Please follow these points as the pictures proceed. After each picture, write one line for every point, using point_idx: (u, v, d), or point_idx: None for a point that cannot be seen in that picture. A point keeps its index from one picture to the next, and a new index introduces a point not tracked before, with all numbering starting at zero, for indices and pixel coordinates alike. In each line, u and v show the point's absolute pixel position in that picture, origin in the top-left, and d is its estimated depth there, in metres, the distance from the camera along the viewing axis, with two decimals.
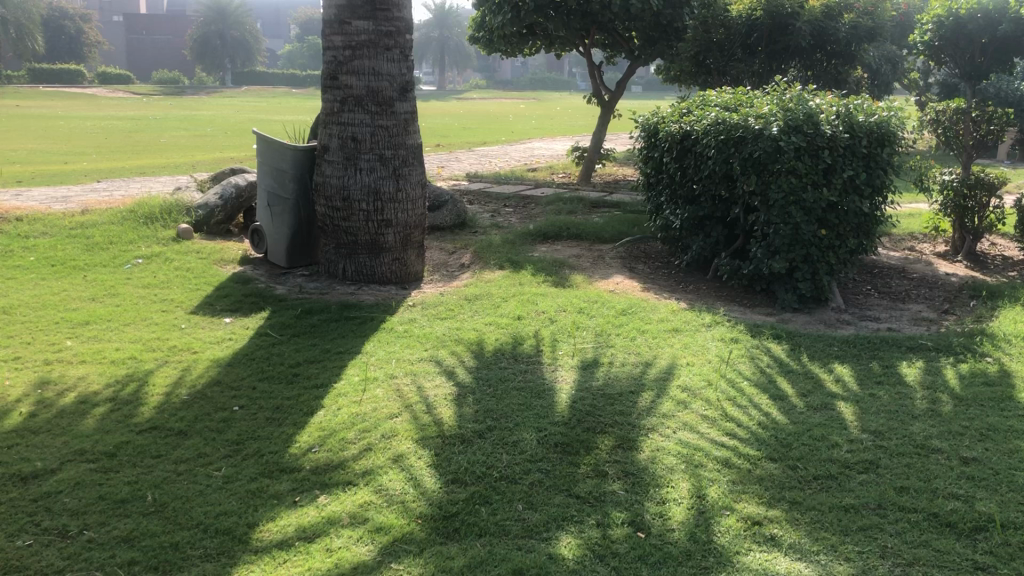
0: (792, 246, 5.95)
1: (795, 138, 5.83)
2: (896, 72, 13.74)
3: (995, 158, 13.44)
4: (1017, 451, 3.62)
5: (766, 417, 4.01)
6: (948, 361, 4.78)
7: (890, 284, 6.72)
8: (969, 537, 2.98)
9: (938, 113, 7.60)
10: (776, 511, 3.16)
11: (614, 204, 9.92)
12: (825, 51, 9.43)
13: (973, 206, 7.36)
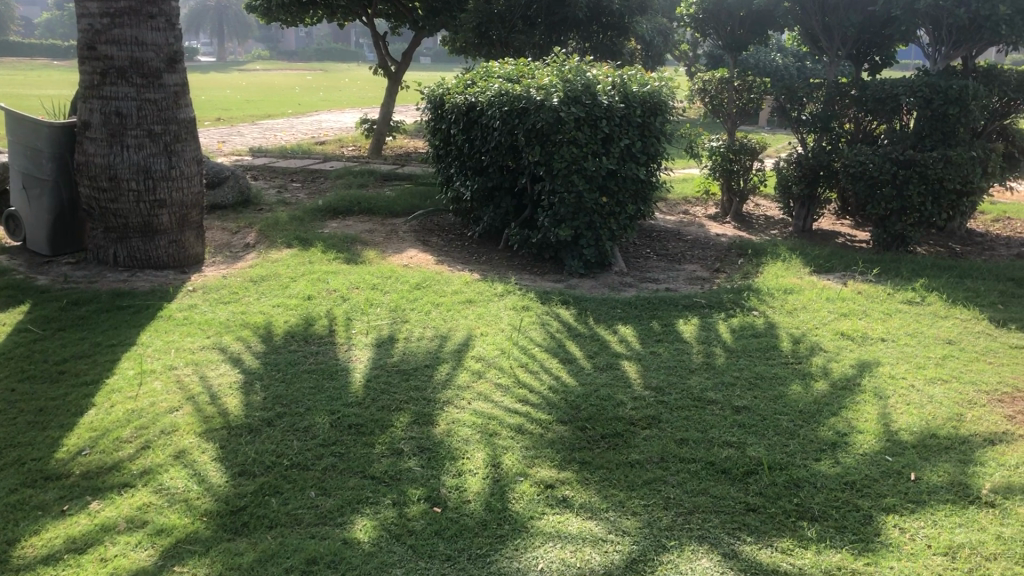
0: (576, 214, 6.14)
1: (575, 108, 5.96)
2: (668, 44, 14.47)
3: (757, 125, 14.49)
4: (781, 396, 3.91)
5: (556, 380, 4.12)
6: (720, 317, 5.09)
7: (668, 247, 7.08)
8: (741, 480, 3.18)
9: (705, 82, 8.04)
10: (567, 473, 3.24)
11: (406, 176, 9.85)
12: (600, 23, 9.74)
13: (738, 169, 7.87)
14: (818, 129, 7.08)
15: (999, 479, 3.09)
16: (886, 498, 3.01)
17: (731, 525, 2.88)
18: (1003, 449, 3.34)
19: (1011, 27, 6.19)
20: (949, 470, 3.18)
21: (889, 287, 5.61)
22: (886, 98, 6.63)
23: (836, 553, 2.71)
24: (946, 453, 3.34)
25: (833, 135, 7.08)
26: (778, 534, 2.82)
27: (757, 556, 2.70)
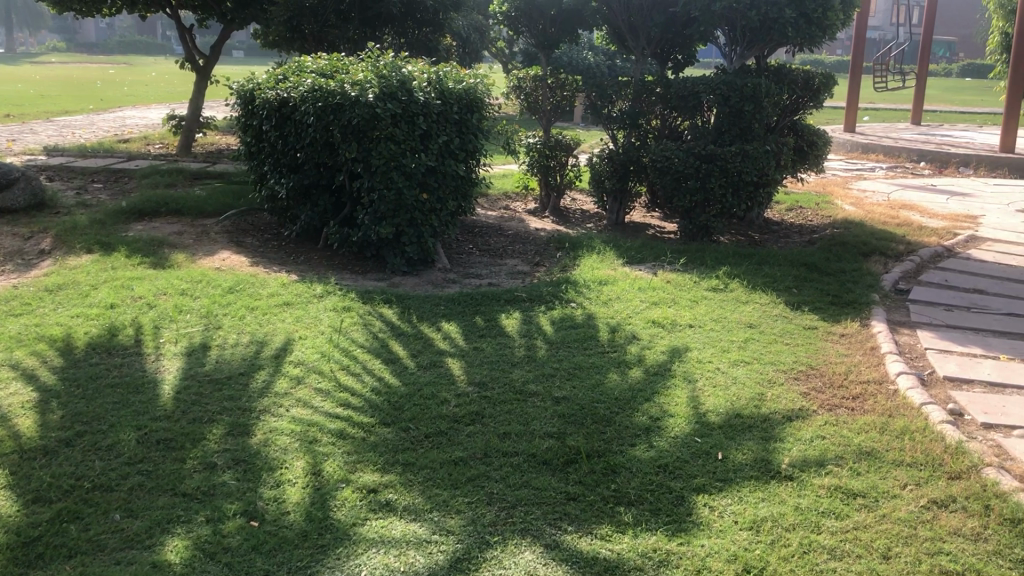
0: (396, 211, 6.08)
1: (390, 105, 5.88)
2: (484, 40, 14.60)
3: (572, 121, 14.88)
4: (599, 385, 4.02)
5: (379, 382, 4.05)
6: (540, 310, 5.19)
7: (489, 242, 7.14)
8: (562, 470, 3.24)
9: (519, 80, 8.16)
10: (391, 476, 3.20)
11: (218, 174, 9.45)
12: (414, 19, 9.69)
13: (555, 165, 8.05)
14: (627, 126, 7.34)
15: (797, 453, 3.30)
16: (696, 478, 3.15)
17: (553, 516, 2.93)
18: (800, 425, 3.57)
19: (796, 29, 6.64)
20: (753, 447, 3.36)
21: (696, 276, 5.89)
22: (688, 95, 6.94)
23: (652, 536, 2.80)
24: (750, 431, 3.53)
25: (642, 132, 7.37)
26: (597, 521, 2.90)
27: (577, 545, 2.76)
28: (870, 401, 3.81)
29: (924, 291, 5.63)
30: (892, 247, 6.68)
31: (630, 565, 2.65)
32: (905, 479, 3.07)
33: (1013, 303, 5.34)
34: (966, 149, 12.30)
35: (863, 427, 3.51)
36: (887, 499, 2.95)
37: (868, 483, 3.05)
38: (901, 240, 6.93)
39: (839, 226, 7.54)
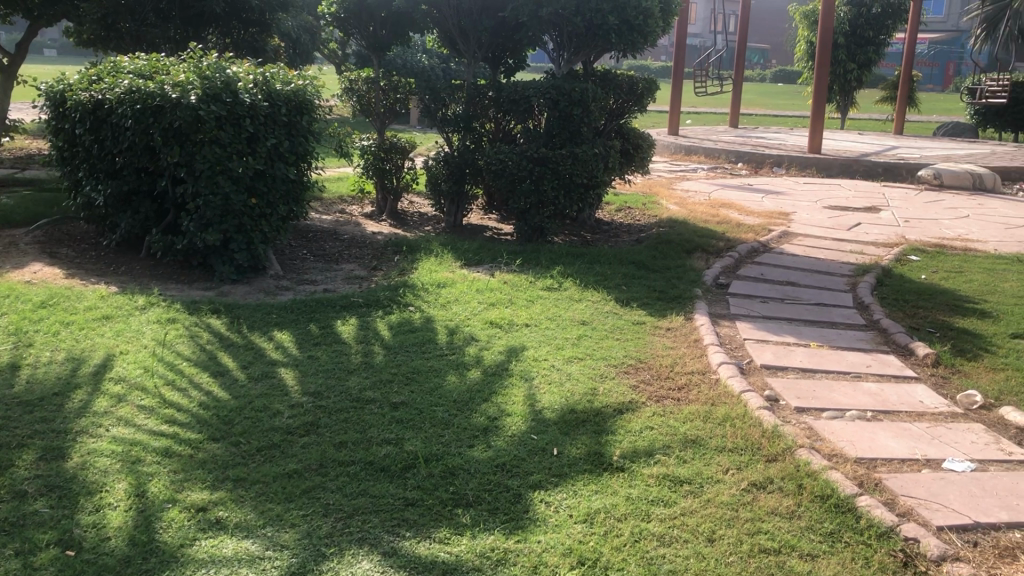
0: (224, 217, 5.86)
1: (214, 107, 5.66)
2: (314, 41, 14.34)
3: (407, 124, 14.85)
4: (437, 388, 4.02)
5: (208, 396, 3.89)
6: (377, 315, 5.13)
7: (324, 247, 7.00)
8: (399, 476, 3.22)
9: (351, 82, 8.04)
10: (221, 493, 3.08)
11: (27, 181, 8.83)
12: (240, 19, 9.38)
13: (390, 168, 7.99)
14: (461, 129, 7.37)
15: (628, 444, 3.41)
16: (533, 475, 3.20)
17: (391, 523, 2.90)
18: (630, 417, 3.70)
19: (619, 36, 6.89)
20: (586, 442, 3.45)
21: (531, 276, 5.99)
22: (518, 99, 7.05)
23: (490, 535, 2.82)
24: (583, 426, 3.62)
25: (476, 134, 7.43)
26: (435, 525, 2.89)
27: (416, 550, 2.74)
28: (694, 391, 3.99)
29: (742, 285, 5.96)
30: (714, 244, 7.03)
31: (469, 566, 2.65)
32: (727, 464, 3.23)
33: (821, 294, 5.73)
34: (778, 150, 13.12)
35: (688, 416, 3.67)
36: (710, 484, 3.09)
37: (693, 470, 3.19)
38: (721, 237, 7.31)
39: (665, 225, 7.85)
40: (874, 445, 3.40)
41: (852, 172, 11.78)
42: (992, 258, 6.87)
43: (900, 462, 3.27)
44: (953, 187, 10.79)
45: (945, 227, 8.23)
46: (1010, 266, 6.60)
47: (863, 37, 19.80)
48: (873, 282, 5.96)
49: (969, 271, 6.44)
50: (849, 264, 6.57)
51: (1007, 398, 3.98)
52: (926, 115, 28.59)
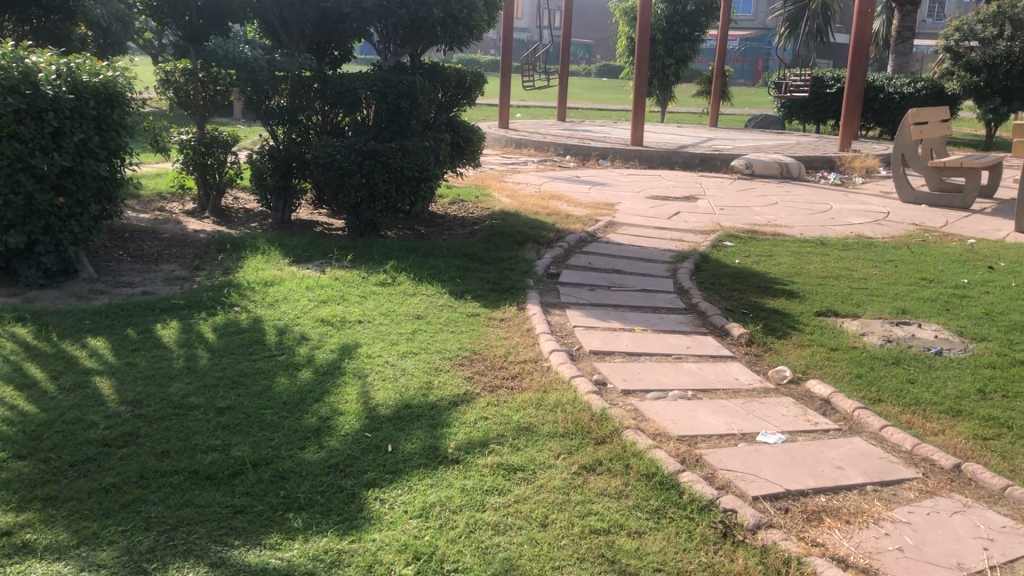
0: (28, 218, 5.50)
1: (12, 100, 5.24)
2: (126, 31, 13.62)
3: (230, 117, 14.35)
4: (266, 390, 3.89)
5: (13, 411, 3.61)
6: (201, 316, 4.92)
7: (143, 247, 6.64)
8: (227, 483, 3.09)
9: (167, 73, 7.64)
10: (28, 514, 2.86)
11: None
12: (41, 5, 8.74)
13: (212, 162, 7.66)
14: (286, 122, 7.18)
15: (462, 436, 3.42)
16: (367, 473, 3.16)
17: (218, 533, 2.79)
18: (465, 408, 3.71)
19: (444, 28, 6.90)
20: (421, 436, 3.44)
21: (363, 271, 5.91)
22: (345, 91, 6.92)
23: (323, 537, 2.76)
24: (418, 420, 3.61)
25: (302, 127, 7.25)
26: (265, 531, 2.80)
27: (245, 558, 2.65)
28: (526, 379, 4.06)
29: (571, 274, 6.11)
30: (544, 235, 7.16)
31: (301, 570, 2.59)
32: (559, 449, 3.30)
33: (645, 280, 5.96)
34: (603, 142, 13.54)
35: (521, 404, 3.72)
36: (543, 470, 3.15)
37: (526, 457, 3.24)
38: (551, 228, 7.46)
39: (496, 217, 7.94)
40: (695, 422, 3.56)
41: (672, 163, 12.32)
42: (798, 242, 7.36)
43: (719, 438, 3.44)
44: (763, 176, 11.47)
45: (757, 214, 8.74)
46: (814, 249, 7.08)
47: (679, 34, 20.85)
48: (692, 268, 6.25)
49: (778, 255, 6.87)
50: (670, 251, 6.86)
51: (813, 371, 4.27)
52: (739, 108, 30.33)
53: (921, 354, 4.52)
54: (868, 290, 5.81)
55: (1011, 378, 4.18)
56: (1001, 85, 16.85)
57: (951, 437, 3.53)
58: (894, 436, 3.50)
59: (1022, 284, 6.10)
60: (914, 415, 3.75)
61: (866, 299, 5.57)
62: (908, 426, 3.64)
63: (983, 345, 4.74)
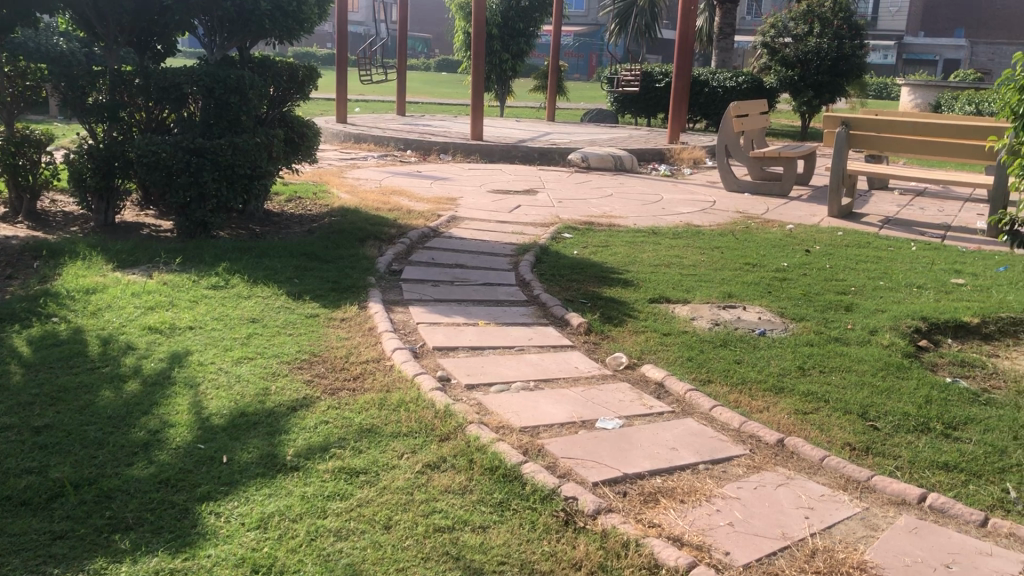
0: None
1: None
2: None
3: (45, 114, 13.51)
4: (88, 406, 3.65)
5: None
6: (15, 329, 4.57)
7: None
8: (44, 508, 2.89)
9: None
10: None
11: None
12: None
13: (23, 163, 7.13)
14: (105, 119, 6.71)
15: (302, 442, 3.33)
16: (201, 486, 3.02)
17: (35, 562, 2.60)
18: (304, 413, 3.61)
19: (273, 22, 6.71)
20: (258, 444, 3.33)
21: (194, 275, 5.66)
22: (167, 87, 6.61)
23: (153, 558, 2.62)
24: (254, 428, 3.48)
25: (123, 125, 6.81)
26: (88, 556, 2.63)
27: None
28: (368, 380, 3.99)
29: (413, 270, 6.06)
30: (384, 231, 7.08)
31: None
32: (402, 449, 3.26)
33: (487, 274, 5.99)
34: (443, 137, 13.54)
35: (362, 406, 3.66)
36: (386, 471, 3.10)
37: (368, 459, 3.19)
38: (392, 224, 7.38)
39: (335, 215, 7.78)
40: (537, 413, 3.61)
41: (512, 157, 12.46)
42: (633, 232, 7.59)
43: (560, 426, 3.50)
44: (599, 168, 11.77)
45: (593, 206, 8.96)
46: (648, 239, 7.33)
47: (515, 29, 21.34)
48: (533, 260, 6.33)
49: (614, 245, 7.06)
50: (511, 244, 6.92)
51: (648, 357, 4.41)
52: (575, 103, 31.09)
53: (746, 335, 4.75)
54: (698, 276, 6.07)
55: (827, 355, 4.47)
56: (813, 79, 17.93)
57: (775, 413, 3.73)
58: (723, 416, 3.67)
59: (835, 266, 6.53)
60: (741, 394, 3.94)
61: (696, 285, 5.81)
62: (735, 404, 3.82)
63: (802, 324, 5.04)
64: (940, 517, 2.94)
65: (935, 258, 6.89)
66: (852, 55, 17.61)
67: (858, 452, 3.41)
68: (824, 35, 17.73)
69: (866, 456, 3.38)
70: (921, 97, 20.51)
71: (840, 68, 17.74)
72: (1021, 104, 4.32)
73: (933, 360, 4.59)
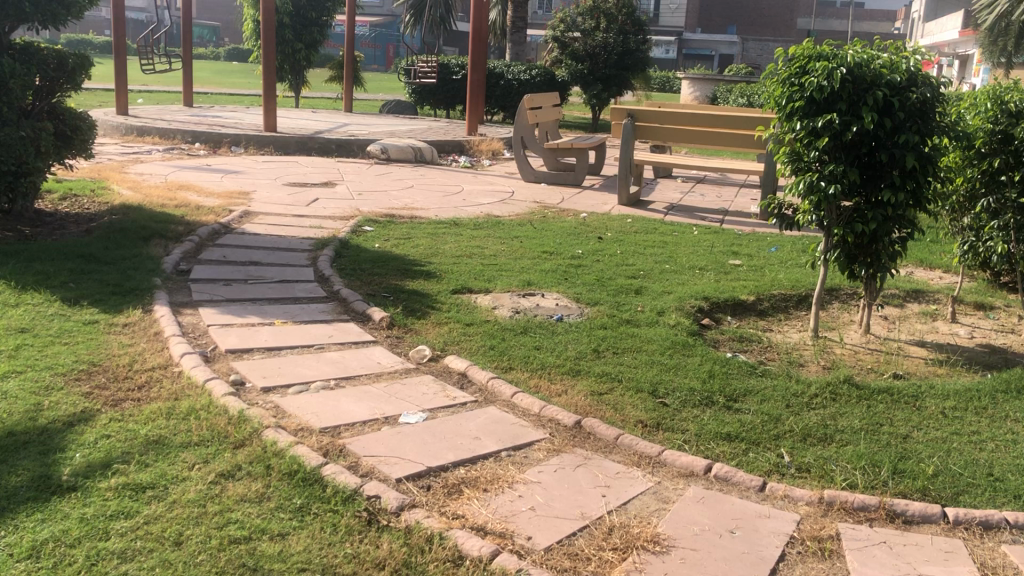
0: None
1: None
2: None
3: None
4: None
5: None
6: None
7: None
8: None
9: None
10: None
11: None
12: None
13: None
14: None
15: (80, 460, 3.08)
16: None
17: None
18: (83, 429, 3.34)
19: (35, 4, 6.28)
20: (29, 465, 3.04)
21: None
22: None
23: None
24: (25, 448, 3.18)
25: None
26: None
27: None
28: (155, 388, 3.76)
29: (204, 269, 5.78)
30: (172, 229, 6.71)
31: None
32: (193, 459, 3.09)
33: (284, 271, 5.79)
34: (234, 128, 13.01)
35: (148, 417, 3.43)
36: (176, 484, 2.92)
37: (156, 473, 2.99)
38: (180, 221, 6.99)
39: (116, 212, 7.28)
40: (337, 412, 3.52)
41: (308, 149, 12.15)
42: (433, 223, 7.60)
43: (362, 424, 3.43)
44: (399, 160, 11.70)
45: (393, 198, 8.91)
46: (448, 230, 7.35)
47: (307, 18, 21.35)
48: (332, 255, 6.20)
49: (415, 237, 7.03)
50: (309, 239, 6.74)
51: (450, 347, 4.42)
52: (373, 94, 30.84)
53: (545, 321, 4.87)
54: (497, 266, 6.15)
55: (620, 337, 4.65)
56: (602, 72, 18.65)
57: (573, 396, 3.84)
58: (524, 402, 3.73)
59: (626, 251, 6.82)
60: (540, 379, 4.03)
61: (497, 275, 5.89)
62: (536, 390, 3.90)
63: (596, 308, 5.22)
64: (725, 485, 3.13)
65: (715, 241, 7.34)
66: (636, 49, 18.54)
67: (650, 429, 3.57)
68: (610, 30, 18.60)
69: (657, 431, 3.55)
70: (699, 90, 21.79)
71: (626, 61, 18.63)
72: (783, 96, 4.67)
73: (715, 336, 4.88)
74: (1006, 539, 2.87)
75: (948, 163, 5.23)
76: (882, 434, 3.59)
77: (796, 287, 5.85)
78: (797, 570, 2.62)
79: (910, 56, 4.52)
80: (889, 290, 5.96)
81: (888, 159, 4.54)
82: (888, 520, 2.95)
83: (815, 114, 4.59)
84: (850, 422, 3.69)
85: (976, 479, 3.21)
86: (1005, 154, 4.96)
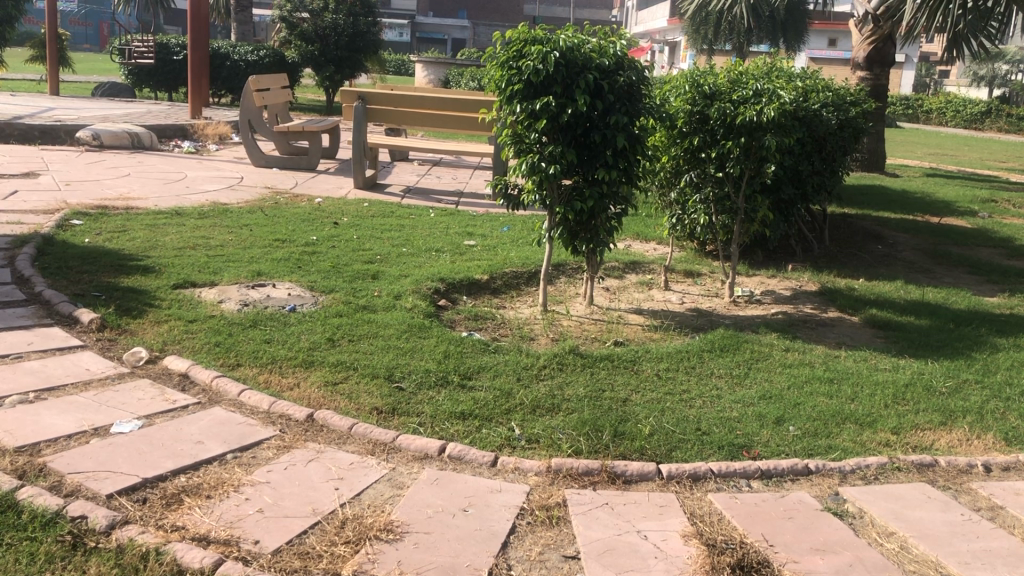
0: None
1: None
2: None
3: None
4: None
5: None
6: None
7: None
8: None
9: None
10: None
11: None
12: None
13: None
14: None
15: None
16: None
17: None
18: None
19: None
20: None
21: None
22: None
23: None
24: None
25: None
26: None
27: None
28: None
29: None
30: None
31: None
32: None
33: None
34: None
35: None
36: None
37: None
38: None
39: None
40: (37, 428, 3.17)
41: (4, 136, 10.92)
42: (152, 214, 7.09)
43: (66, 438, 3.12)
44: (113, 147, 10.80)
45: (107, 187, 8.22)
46: (170, 220, 6.89)
47: None
48: (33, 253, 5.59)
49: (131, 229, 6.53)
50: (5, 236, 6.03)
51: (170, 348, 4.14)
52: (85, 76, 28.44)
53: (275, 312, 4.69)
54: (225, 257, 5.84)
55: (355, 324, 4.56)
56: (334, 55, 18.32)
57: (305, 388, 3.73)
58: (251, 399, 3.57)
59: (361, 236, 6.74)
60: (270, 374, 3.87)
61: (222, 266, 5.59)
62: (264, 385, 3.74)
63: (330, 296, 5.10)
64: (458, 464, 3.17)
65: (450, 223, 7.43)
66: (367, 32, 18.50)
67: (385, 415, 3.53)
68: (339, 11, 18.25)
69: (392, 417, 3.52)
70: (432, 74, 22.02)
71: (357, 44, 18.42)
72: (503, 80, 4.76)
73: (451, 317, 4.93)
74: (711, 488, 3.12)
75: (655, 143, 5.60)
76: (604, 399, 3.79)
77: (526, 265, 6.05)
78: (528, 540, 2.70)
79: (617, 41, 4.78)
80: (610, 262, 6.32)
81: (601, 139, 4.79)
82: (609, 482, 3.11)
83: (533, 96, 4.72)
84: (575, 391, 3.86)
85: (686, 435, 3.47)
86: (703, 133, 5.39)
